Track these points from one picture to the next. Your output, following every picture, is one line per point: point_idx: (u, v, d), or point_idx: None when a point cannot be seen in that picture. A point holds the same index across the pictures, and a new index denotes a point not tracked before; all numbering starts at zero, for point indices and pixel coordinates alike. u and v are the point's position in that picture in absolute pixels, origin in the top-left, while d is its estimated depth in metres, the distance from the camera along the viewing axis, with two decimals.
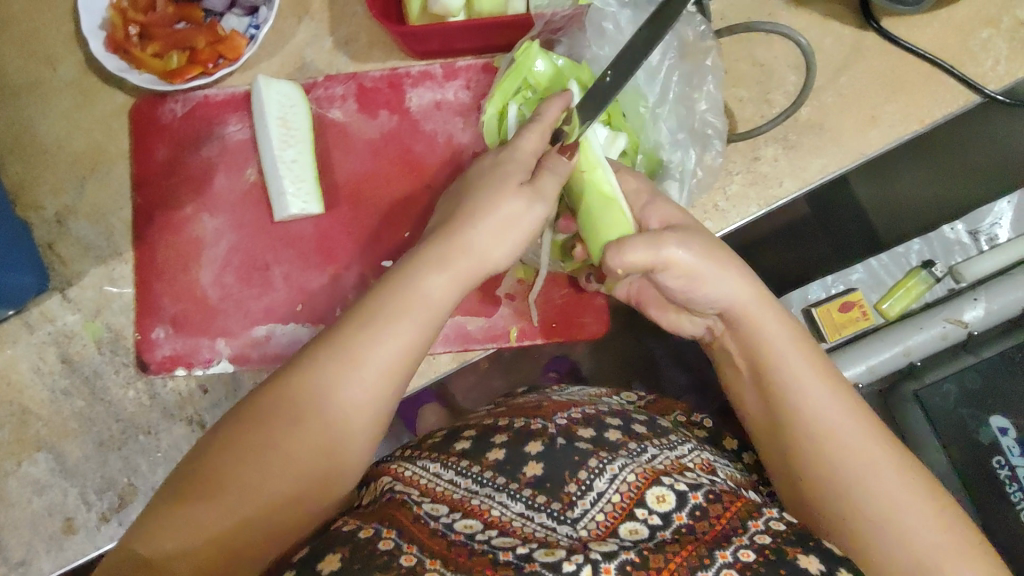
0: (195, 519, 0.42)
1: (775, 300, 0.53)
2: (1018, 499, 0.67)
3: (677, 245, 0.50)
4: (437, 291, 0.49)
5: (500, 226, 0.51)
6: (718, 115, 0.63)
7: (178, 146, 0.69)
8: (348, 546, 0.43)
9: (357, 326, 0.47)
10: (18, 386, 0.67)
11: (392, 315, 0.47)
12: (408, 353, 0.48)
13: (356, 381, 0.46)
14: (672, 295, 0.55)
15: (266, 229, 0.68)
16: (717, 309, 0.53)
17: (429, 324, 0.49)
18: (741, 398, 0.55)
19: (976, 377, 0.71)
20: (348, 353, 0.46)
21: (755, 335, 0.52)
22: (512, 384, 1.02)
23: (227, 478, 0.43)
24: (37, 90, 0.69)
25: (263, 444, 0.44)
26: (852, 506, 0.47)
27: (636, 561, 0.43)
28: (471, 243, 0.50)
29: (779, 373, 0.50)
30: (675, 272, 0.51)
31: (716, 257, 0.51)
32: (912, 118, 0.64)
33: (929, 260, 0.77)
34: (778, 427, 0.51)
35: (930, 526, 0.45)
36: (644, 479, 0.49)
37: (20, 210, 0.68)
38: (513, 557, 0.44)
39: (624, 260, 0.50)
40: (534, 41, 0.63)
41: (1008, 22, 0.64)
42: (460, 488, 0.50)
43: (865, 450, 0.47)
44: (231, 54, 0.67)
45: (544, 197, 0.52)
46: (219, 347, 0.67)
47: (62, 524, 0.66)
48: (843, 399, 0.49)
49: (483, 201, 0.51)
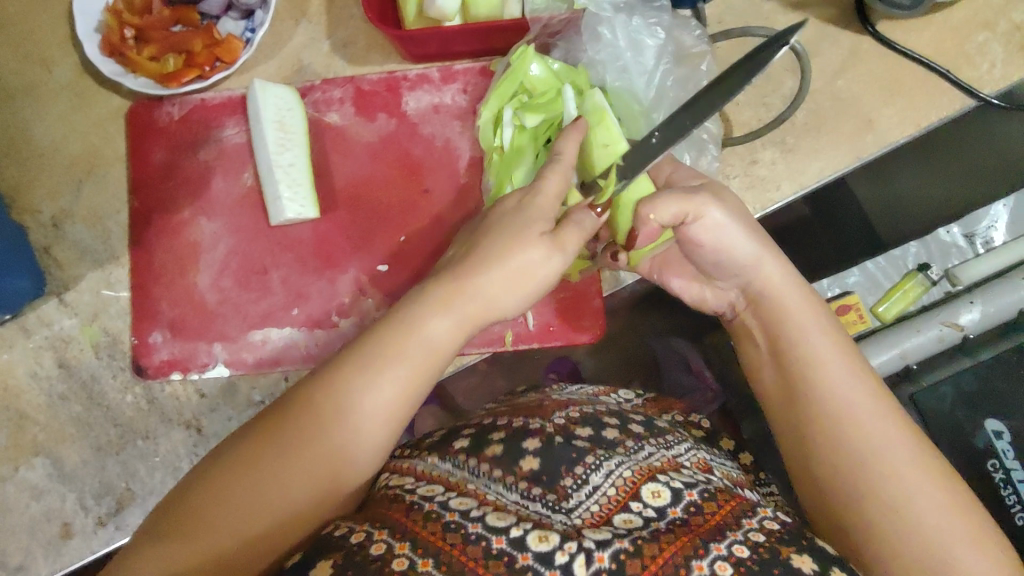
0: (172, 555, 0.42)
1: (802, 278, 0.54)
2: (1012, 502, 0.67)
3: (712, 203, 0.51)
4: (438, 334, 0.49)
5: (513, 274, 0.49)
6: (713, 120, 0.63)
7: (175, 149, 0.69)
8: (341, 553, 0.43)
9: (356, 368, 0.47)
10: (14, 391, 0.67)
11: (390, 359, 0.47)
12: (404, 399, 0.48)
13: (349, 425, 0.46)
14: (697, 258, 0.55)
15: (264, 233, 0.68)
16: (742, 279, 0.54)
17: (428, 367, 0.48)
18: (755, 373, 0.55)
19: (972, 380, 0.71)
20: (343, 395, 0.46)
21: (778, 308, 0.52)
22: (511, 385, 1.02)
23: (211, 512, 0.44)
24: (33, 94, 0.69)
25: (252, 482, 0.44)
26: (860, 485, 0.47)
27: (629, 550, 0.43)
28: (475, 287, 0.49)
29: (794, 350, 0.51)
30: (705, 227, 0.51)
31: (749, 222, 0.52)
32: (908, 122, 0.64)
33: (925, 264, 0.78)
34: (794, 402, 0.51)
35: (929, 507, 0.45)
36: (641, 474, 0.49)
37: (16, 214, 0.68)
38: (506, 543, 0.44)
39: (659, 211, 0.50)
40: (531, 45, 0.63)
41: (1005, 25, 0.64)
42: (457, 474, 0.50)
43: (869, 433, 0.48)
44: (227, 57, 0.66)
45: (565, 252, 0.51)
46: (216, 351, 0.67)
47: (60, 529, 0.66)
48: (864, 379, 0.49)
49: (497, 245, 0.49)
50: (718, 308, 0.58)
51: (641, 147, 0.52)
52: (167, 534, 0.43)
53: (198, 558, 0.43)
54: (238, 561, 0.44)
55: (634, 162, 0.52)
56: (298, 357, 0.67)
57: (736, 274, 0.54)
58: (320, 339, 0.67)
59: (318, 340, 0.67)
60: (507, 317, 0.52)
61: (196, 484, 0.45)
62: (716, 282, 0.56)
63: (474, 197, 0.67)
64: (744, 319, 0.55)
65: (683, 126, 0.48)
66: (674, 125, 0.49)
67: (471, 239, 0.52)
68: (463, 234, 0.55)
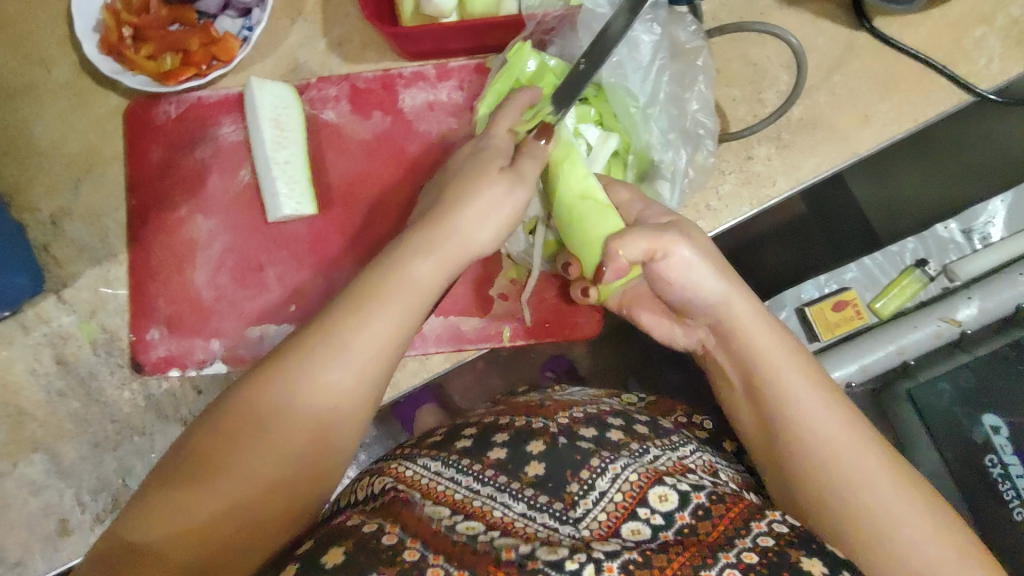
0: (183, 506, 0.43)
1: (764, 308, 0.53)
2: (1010, 498, 0.66)
3: (681, 242, 0.52)
4: (423, 274, 0.49)
5: (489, 208, 0.51)
6: (709, 115, 0.63)
7: (173, 147, 0.69)
8: (354, 540, 0.44)
9: (342, 311, 0.47)
10: (14, 388, 0.67)
11: (377, 296, 0.47)
12: (394, 335, 0.48)
13: (338, 363, 0.46)
14: (670, 300, 0.55)
15: (261, 231, 0.68)
16: (711, 317, 0.53)
17: (416, 303, 0.48)
18: (736, 414, 0.54)
19: (970, 376, 0.70)
20: (330, 336, 0.46)
21: (748, 347, 0.52)
22: (511, 383, 1.01)
23: (220, 456, 0.44)
24: (32, 92, 0.69)
25: (251, 427, 0.44)
26: (852, 516, 0.46)
27: (638, 560, 0.43)
28: (457, 228, 0.50)
29: (772, 390, 0.50)
30: (673, 266, 0.52)
31: (717, 260, 0.52)
32: (904, 117, 0.64)
33: (923, 260, 0.78)
34: (776, 441, 0.50)
35: (923, 531, 0.45)
36: (647, 478, 0.49)
37: (15, 212, 0.68)
38: (516, 555, 0.44)
39: (626, 246, 0.52)
40: (527, 42, 0.63)
41: (1001, 20, 0.64)
42: (461, 489, 0.50)
43: (853, 462, 0.47)
44: (224, 56, 0.67)
45: (526, 180, 0.52)
46: (213, 347, 0.68)
47: (58, 525, 0.66)
48: (839, 411, 0.49)
49: (467, 186, 0.51)
50: (688, 345, 0.58)
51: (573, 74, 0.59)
52: (178, 481, 0.43)
53: (212, 504, 0.43)
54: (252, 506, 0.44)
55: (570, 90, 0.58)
56: None
57: (704, 314, 0.53)
58: None
59: None
60: (482, 255, 0.53)
61: (202, 433, 0.45)
62: (688, 322, 0.56)
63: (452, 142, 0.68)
64: (715, 355, 0.55)
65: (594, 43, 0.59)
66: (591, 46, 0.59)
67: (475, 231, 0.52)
68: (429, 191, 0.56)
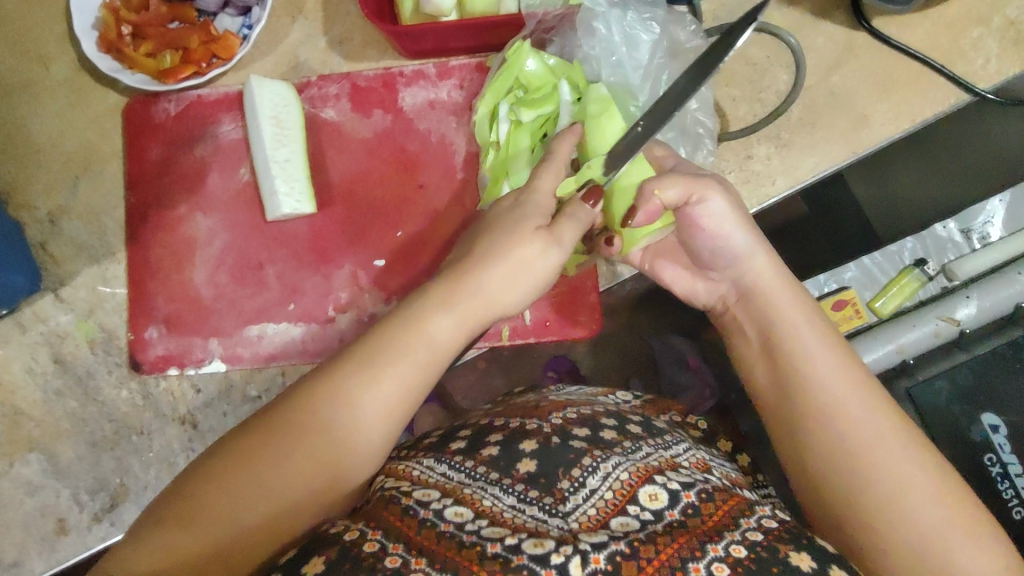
0: (170, 544, 0.42)
1: (787, 270, 0.54)
2: (1009, 496, 0.67)
3: (716, 191, 0.52)
4: (441, 332, 0.49)
5: (513, 267, 0.50)
6: (708, 115, 0.63)
7: (172, 145, 0.69)
8: (336, 548, 0.43)
9: (360, 365, 0.47)
10: (10, 386, 0.67)
11: (396, 354, 0.48)
12: (408, 394, 0.48)
13: (351, 419, 0.46)
14: (695, 247, 0.55)
15: (260, 229, 0.68)
16: (736, 271, 0.54)
17: (431, 363, 0.49)
18: (749, 373, 0.54)
19: (968, 374, 0.70)
20: (346, 392, 0.46)
21: (768, 305, 0.53)
22: (510, 384, 1.01)
23: (213, 502, 0.43)
24: (30, 90, 0.69)
25: (253, 473, 0.44)
26: (857, 475, 0.47)
27: (625, 552, 0.43)
28: (480, 285, 0.49)
29: (788, 346, 0.51)
30: (708, 212, 0.52)
31: (745, 214, 0.53)
32: (903, 116, 0.64)
33: (921, 259, 0.78)
34: (786, 399, 0.51)
35: (929, 501, 0.45)
36: (637, 477, 0.49)
37: (13, 210, 0.68)
38: (501, 548, 0.43)
39: (665, 188, 0.51)
40: (525, 41, 0.63)
41: (998, 21, 0.64)
42: (453, 480, 0.50)
43: (863, 425, 0.48)
44: (223, 53, 0.66)
45: (561, 243, 0.51)
46: (211, 346, 0.67)
47: (55, 525, 0.66)
48: (853, 372, 0.49)
49: (499, 240, 0.50)
50: (706, 301, 0.58)
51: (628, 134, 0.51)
52: (164, 521, 0.43)
53: (197, 546, 0.42)
54: (240, 554, 0.44)
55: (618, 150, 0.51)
56: (295, 353, 0.67)
57: (729, 267, 0.54)
58: (315, 335, 0.67)
59: (314, 335, 0.67)
60: (509, 312, 0.52)
61: (198, 471, 0.45)
62: (709, 273, 0.56)
63: (471, 195, 0.67)
64: (736, 310, 0.55)
65: (670, 111, 0.48)
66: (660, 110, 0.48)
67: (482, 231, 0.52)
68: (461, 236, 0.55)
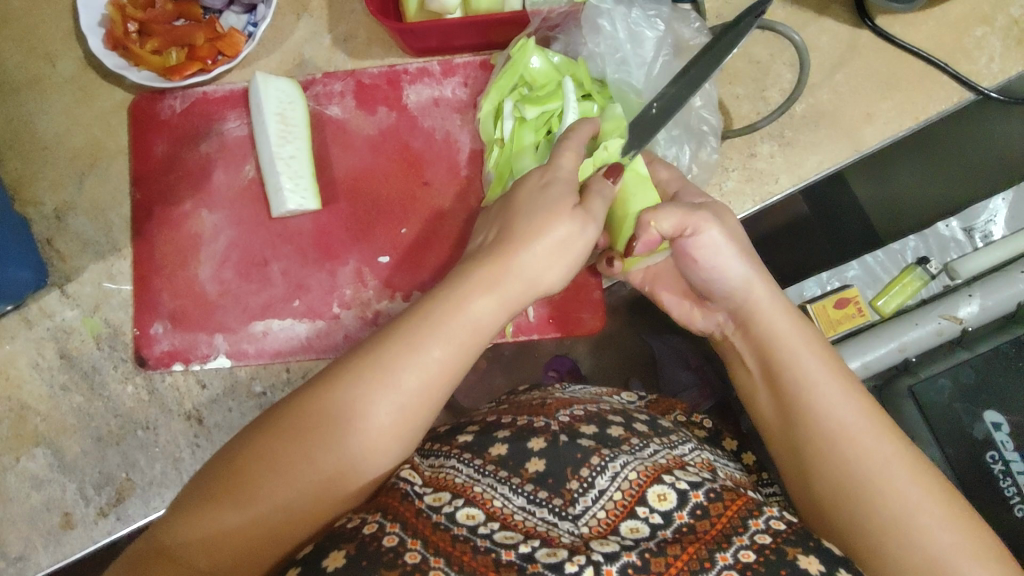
0: (219, 520, 0.42)
1: (784, 294, 0.54)
2: (1011, 493, 0.67)
3: (711, 223, 0.52)
4: (483, 314, 0.48)
5: (554, 247, 0.50)
6: (713, 112, 0.64)
7: (177, 141, 0.69)
8: (355, 543, 0.43)
9: (403, 348, 0.46)
10: (17, 381, 0.67)
11: (438, 337, 0.47)
12: (449, 378, 0.47)
13: (392, 405, 0.45)
14: (690, 275, 0.56)
15: (265, 226, 0.68)
16: (734, 300, 0.54)
17: (472, 346, 0.48)
18: (752, 397, 0.55)
19: (970, 373, 0.71)
20: (388, 377, 0.45)
21: (767, 330, 0.53)
22: (512, 383, 1.01)
23: (257, 480, 0.43)
24: (37, 87, 0.69)
25: (297, 455, 0.44)
26: (861, 503, 0.47)
27: (637, 564, 0.44)
28: (521, 264, 0.49)
29: (792, 371, 0.51)
30: (702, 245, 0.52)
31: (743, 243, 0.53)
32: (907, 114, 0.64)
33: (924, 257, 0.78)
34: (791, 425, 0.51)
35: (937, 523, 0.45)
36: (646, 477, 0.49)
37: (20, 206, 0.68)
38: (516, 556, 0.44)
39: (660, 219, 0.52)
40: (530, 38, 0.63)
41: (1002, 20, 0.64)
42: (464, 475, 0.50)
43: (868, 447, 0.47)
44: (229, 51, 0.67)
45: (596, 219, 0.51)
46: (216, 342, 0.68)
47: (61, 519, 0.66)
48: (856, 398, 0.49)
49: (536, 221, 0.50)
50: (706, 326, 0.59)
51: (643, 118, 0.58)
52: (214, 498, 0.43)
53: (242, 523, 0.43)
54: (283, 531, 0.44)
55: (637, 134, 0.58)
56: (299, 349, 0.67)
57: (726, 297, 0.55)
58: (320, 331, 0.67)
59: (318, 331, 0.67)
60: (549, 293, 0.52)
61: (242, 448, 0.44)
62: (707, 303, 0.58)
63: (475, 189, 0.67)
64: (733, 338, 0.56)
65: (680, 93, 0.57)
66: (674, 94, 0.57)
67: (497, 226, 0.52)
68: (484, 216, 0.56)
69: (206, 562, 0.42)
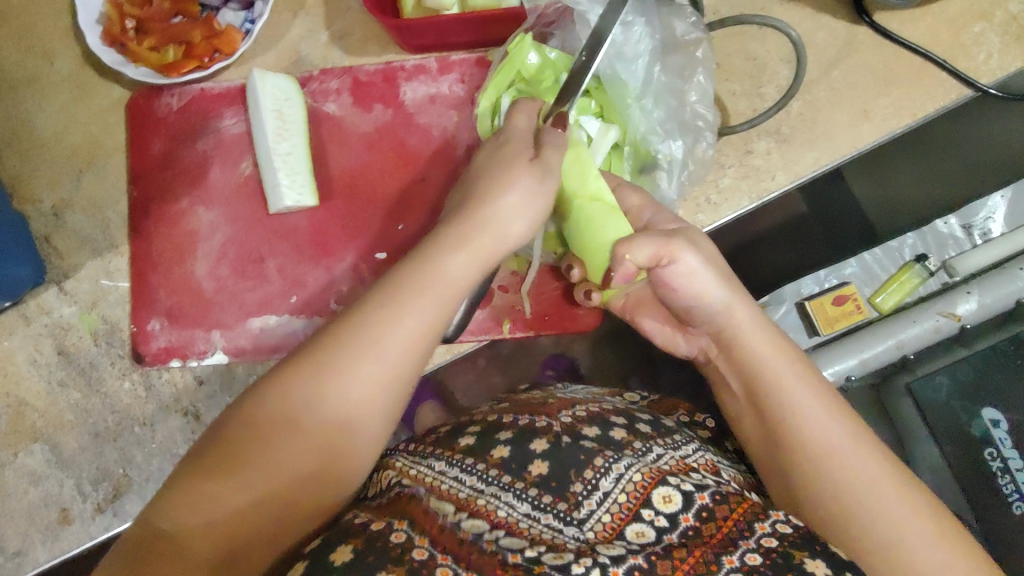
0: (210, 493, 0.41)
1: (761, 312, 0.54)
2: (1010, 491, 0.67)
3: (687, 250, 0.52)
4: (457, 267, 0.48)
5: (521, 202, 0.51)
6: (708, 107, 0.64)
7: (174, 138, 0.70)
8: (362, 537, 0.44)
9: (380, 303, 0.46)
10: (15, 378, 0.67)
11: (414, 289, 0.47)
12: (429, 330, 0.47)
13: (374, 356, 0.45)
14: (671, 303, 0.55)
15: (261, 222, 0.68)
16: (715, 325, 0.54)
17: (452, 296, 0.48)
18: (737, 423, 0.55)
19: (968, 370, 0.71)
20: (366, 330, 0.45)
21: (748, 356, 0.52)
22: (510, 381, 1.01)
23: (247, 454, 0.42)
24: (34, 84, 0.70)
25: (282, 414, 0.43)
26: (852, 525, 0.46)
27: (644, 566, 0.43)
28: (488, 219, 0.50)
29: (775, 398, 0.50)
30: (678, 272, 0.52)
31: (720, 268, 0.53)
32: (903, 111, 0.64)
33: (921, 255, 0.77)
34: (773, 449, 0.51)
35: (925, 528, 0.46)
36: (651, 478, 0.49)
37: (18, 203, 0.69)
38: (522, 559, 0.44)
39: (634, 251, 0.52)
40: (528, 34, 0.64)
41: (1000, 16, 0.64)
42: (466, 487, 0.50)
43: (859, 456, 0.48)
44: (226, 48, 0.67)
45: (552, 169, 0.53)
46: (214, 338, 0.68)
47: (59, 515, 0.66)
48: (836, 415, 0.49)
49: (497, 179, 0.51)
50: (691, 351, 0.59)
51: None
52: (201, 471, 0.42)
53: (234, 494, 0.42)
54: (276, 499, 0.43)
55: None
56: (296, 345, 0.67)
57: (708, 322, 0.54)
58: (317, 327, 0.67)
59: (315, 328, 0.67)
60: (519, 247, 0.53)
61: (228, 419, 0.43)
62: (690, 328, 0.57)
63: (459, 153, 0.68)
64: (718, 361, 0.56)
65: None
66: None
67: (460, 192, 0.54)
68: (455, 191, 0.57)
69: (198, 541, 0.41)
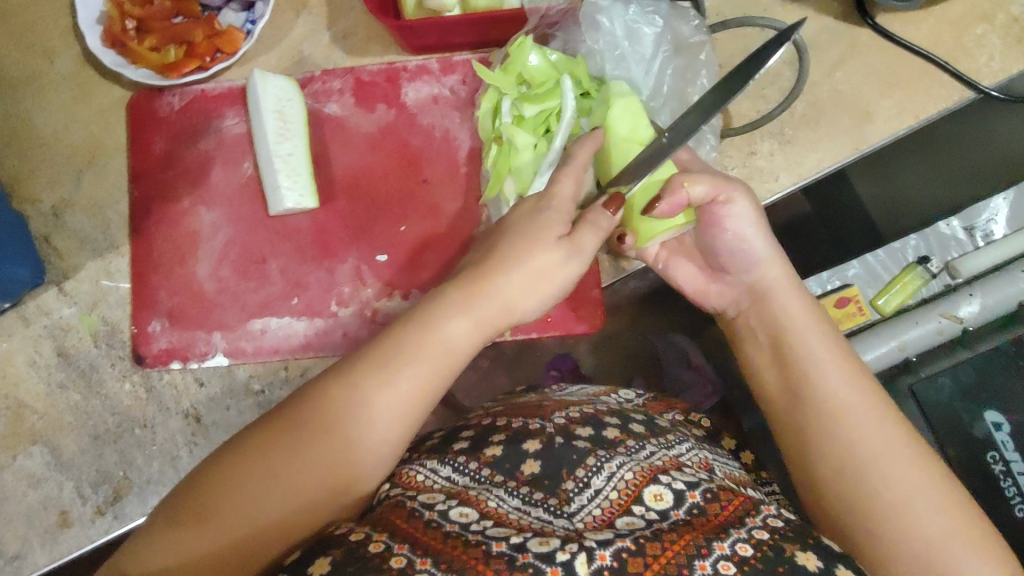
0: (188, 539, 0.43)
1: (803, 285, 0.55)
2: (1012, 494, 0.66)
3: (742, 194, 0.53)
4: (456, 333, 0.49)
5: (535, 275, 0.51)
6: (712, 111, 0.63)
7: (175, 139, 0.69)
8: (343, 548, 0.43)
9: (376, 367, 0.47)
10: (14, 379, 0.67)
11: (411, 357, 0.48)
12: (422, 397, 0.48)
13: (365, 422, 0.46)
14: (713, 246, 0.56)
15: (262, 223, 0.68)
16: (752, 277, 0.55)
17: (447, 365, 0.49)
18: (758, 380, 0.54)
19: (970, 371, 0.71)
20: (360, 394, 0.46)
21: (781, 311, 0.53)
22: (512, 383, 1.01)
23: (222, 502, 0.43)
24: (35, 84, 0.69)
25: (267, 470, 0.44)
26: (865, 488, 0.47)
27: (631, 548, 0.43)
28: (497, 288, 0.50)
29: (803, 354, 0.51)
30: (733, 212, 0.53)
31: (766, 221, 0.54)
32: (907, 113, 0.64)
33: (925, 257, 0.78)
34: (797, 404, 0.51)
35: (935, 510, 0.45)
36: (643, 476, 0.49)
37: (17, 203, 0.68)
38: (506, 547, 0.43)
39: (693, 182, 0.52)
40: (528, 36, 0.63)
41: (1003, 18, 0.64)
42: (458, 484, 0.49)
43: (873, 429, 0.48)
44: (228, 48, 0.66)
45: (582, 253, 0.51)
46: (215, 340, 0.67)
47: (58, 518, 0.65)
48: (860, 380, 0.50)
49: (515, 246, 0.50)
50: (717, 304, 0.58)
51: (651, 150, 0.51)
52: (180, 516, 0.43)
53: (208, 543, 0.43)
54: (252, 550, 0.44)
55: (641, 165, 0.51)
56: (297, 347, 0.67)
57: (746, 271, 0.55)
58: (319, 329, 0.67)
59: (317, 329, 0.67)
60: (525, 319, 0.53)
61: (213, 464, 0.45)
62: (721, 278, 0.57)
63: (476, 196, 0.67)
64: (749, 314, 0.55)
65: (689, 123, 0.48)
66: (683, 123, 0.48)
67: (482, 250, 0.53)
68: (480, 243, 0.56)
69: None
